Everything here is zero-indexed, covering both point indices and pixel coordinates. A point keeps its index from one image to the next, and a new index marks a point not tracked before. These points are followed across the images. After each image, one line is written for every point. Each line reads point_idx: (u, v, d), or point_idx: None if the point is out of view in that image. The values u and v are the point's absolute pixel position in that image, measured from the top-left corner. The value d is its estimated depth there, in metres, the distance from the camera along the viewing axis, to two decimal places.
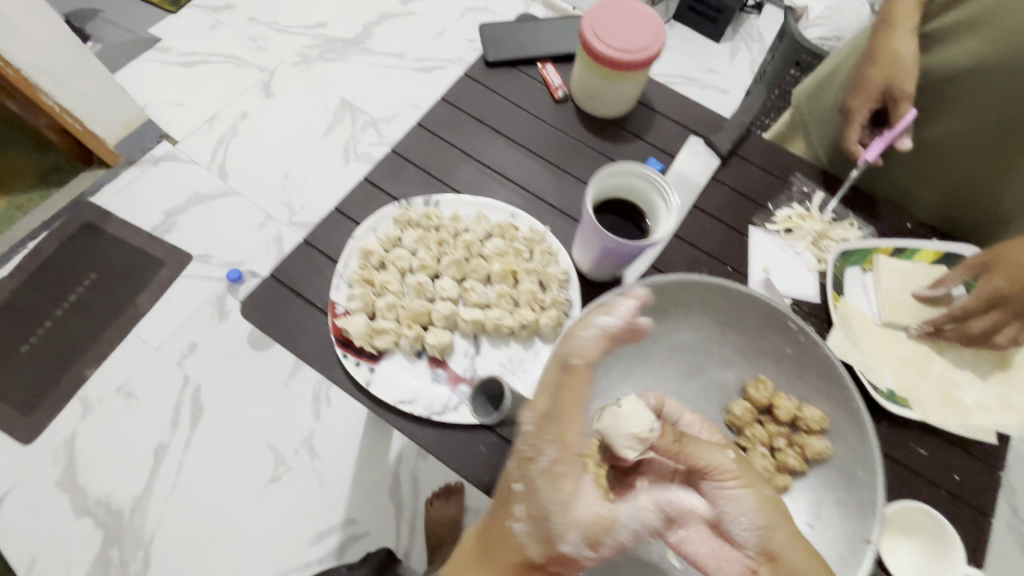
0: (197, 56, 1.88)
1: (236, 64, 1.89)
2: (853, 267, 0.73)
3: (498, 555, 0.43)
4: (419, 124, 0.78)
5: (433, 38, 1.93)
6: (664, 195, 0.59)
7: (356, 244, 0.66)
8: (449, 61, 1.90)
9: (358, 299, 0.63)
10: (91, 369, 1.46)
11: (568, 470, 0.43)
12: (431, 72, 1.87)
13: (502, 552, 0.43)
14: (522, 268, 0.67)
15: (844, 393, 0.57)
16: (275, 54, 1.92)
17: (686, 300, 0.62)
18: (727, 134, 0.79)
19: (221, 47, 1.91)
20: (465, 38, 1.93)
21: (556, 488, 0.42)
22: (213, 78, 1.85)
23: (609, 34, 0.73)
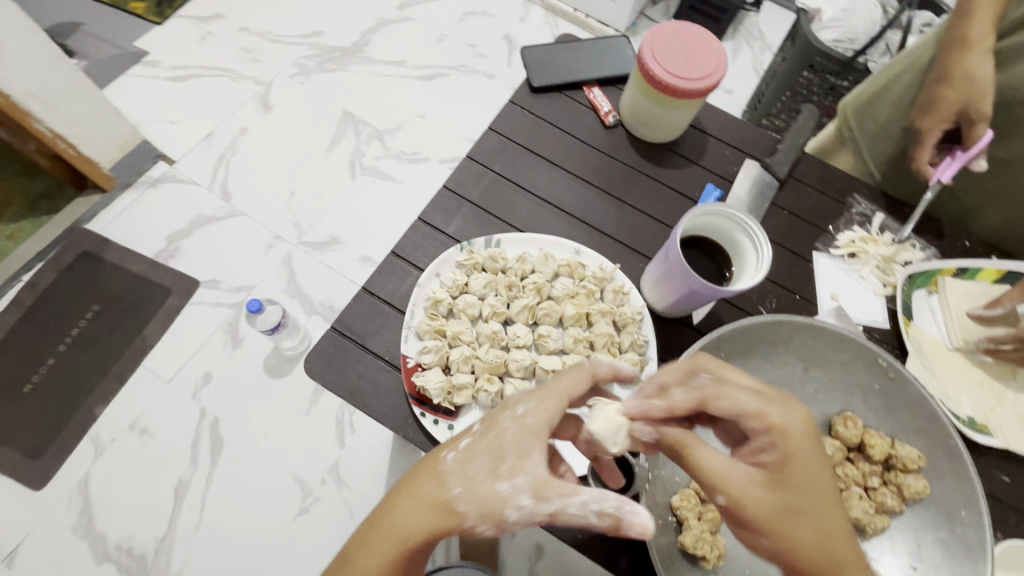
0: (188, 69, 1.66)
1: (230, 77, 1.67)
2: (920, 290, 0.72)
3: (428, 477, 0.47)
4: (470, 156, 0.75)
5: (433, 44, 1.77)
6: (754, 237, 0.57)
7: (421, 294, 0.63)
8: (451, 68, 1.73)
9: (431, 354, 0.61)
10: (102, 408, 1.25)
11: (532, 436, 0.47)
12: (432, 80, 1.71)
13: (433, 476, 0.47)
14: (596, 310, 0.65)
15: (940, 431, 0.56)
16: (272, 65, 1.70)
17: (771, 339, 0.60)
18: (785, 156, 0.78)
19: (212, 58, 1.69)
20: (467, 44, 1.77)
21: (518, 436, 0.47)
22: (208, 87, 1.64)
23: (669, 58, 0.69)
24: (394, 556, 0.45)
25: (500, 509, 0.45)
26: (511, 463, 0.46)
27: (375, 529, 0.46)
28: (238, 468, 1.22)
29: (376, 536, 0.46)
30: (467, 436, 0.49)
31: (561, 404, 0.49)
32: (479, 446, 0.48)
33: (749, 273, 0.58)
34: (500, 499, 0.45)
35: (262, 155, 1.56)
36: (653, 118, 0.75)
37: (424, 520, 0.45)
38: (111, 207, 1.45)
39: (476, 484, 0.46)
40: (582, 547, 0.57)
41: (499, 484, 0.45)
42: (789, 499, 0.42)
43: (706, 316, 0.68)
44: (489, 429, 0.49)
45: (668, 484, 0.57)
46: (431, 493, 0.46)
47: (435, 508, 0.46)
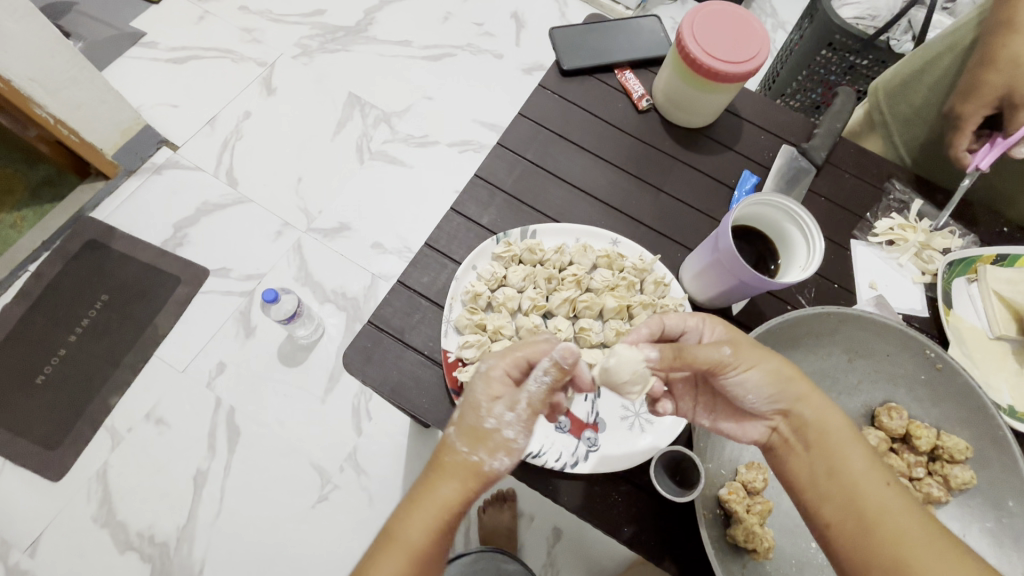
0: (187, 50, 1.61)
1: (231, 59, 1.62)
2: (960, 277, 0.70)
3: (440, 457, 0.49)
4: (501, 144, 0.73)
5: (438, 23, 1.72)
6: (804, 230, 0.56)
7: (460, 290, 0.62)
8: (458, 47, 1.68)
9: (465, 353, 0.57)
10: (117, 398, 1.24)
11: (496, 377, 0.52)
12: (439, 61, 1.67)
13: (443, 456, 0.49)
14: (637, 302, 0.63)
15: (987, 421, 0.56)
16: (274, 46, 1.64)
17: (817, 330, 0.60)
18: (823, 141, 0.76)
19: (212, 39, 1.63)
20: (473, 22, 1.72)
21: (487, 387, 0.51)
22: (209, 69, 1.59)
23: (712, 40, 0.66)
24: (437, 526, 0.46)
25: (500, 437, 0.49)
26: (490, 402, 0.50)
27: (408, 512, 0.47)
28: (256, 456, 1.22)
29: (409, 515, 0.47)
30: (455, 407, 0.53)
31: (510, 356, 0.53)
32: (467, 409, 0.51)
33: (799, 265, 0.57)
34: (491, 429, 0.49)
35: (267, 140, 1.52)
36: (696, 104, 0.72)
37: (455, 486, 0.48)
38: (118, 194, 1.42)
39: (477, 433, 0.49)
40: (629, 540, 0.57)
41: (488, 420, 0.49)
42: (753, 361, 0.50)
43: (745, 306, 0.67)
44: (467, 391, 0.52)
45: (715, 477, 0.57)
46: (452, 462, 0.49)
47: (456, 471, 0.49)
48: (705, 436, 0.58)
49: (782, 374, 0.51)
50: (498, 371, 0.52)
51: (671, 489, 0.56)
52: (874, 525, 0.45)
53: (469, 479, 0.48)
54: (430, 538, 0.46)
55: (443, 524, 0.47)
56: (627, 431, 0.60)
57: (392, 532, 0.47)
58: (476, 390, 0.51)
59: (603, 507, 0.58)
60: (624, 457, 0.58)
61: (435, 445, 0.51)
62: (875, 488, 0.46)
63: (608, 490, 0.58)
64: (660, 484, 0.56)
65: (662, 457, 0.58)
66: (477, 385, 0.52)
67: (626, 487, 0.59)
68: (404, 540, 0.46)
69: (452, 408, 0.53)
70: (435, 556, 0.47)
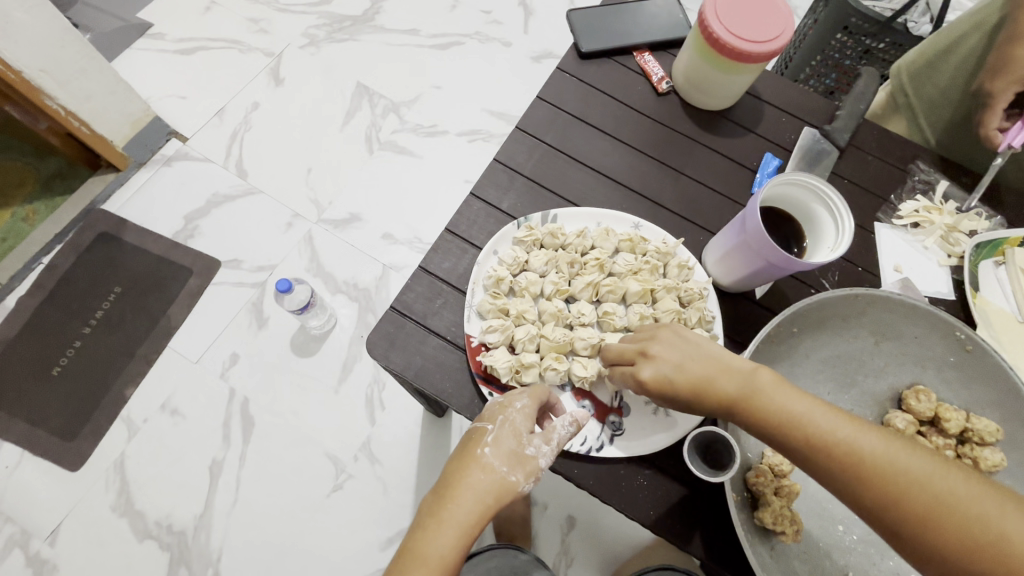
0: (194, 41, 1.60)
1: (239, 49, 1.61)
2: (987, 260, 0.69)
3: (471, 476, 0.48)
4: (519, 129, 0.73)
5: (446, 11, 1.70)
6: (831, 211, 0.56)
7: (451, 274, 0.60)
8: (466, 36, 1.67)
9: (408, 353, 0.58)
10: (133, 389, 1.25)
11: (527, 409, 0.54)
12: (447, 49, 1.65)
13: (474, 475, 0.48)
14: (661, 285, 0.63)
15: (1019, 402, 0.55)
16: (280, 36, 1.63)
17: (844, 312, 0.59)
18: (846, 123, 0.75)
19: (219, 29, 1.62)
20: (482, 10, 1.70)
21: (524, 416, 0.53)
22: (217, 60, 1.58)
23: (737, 21, 0.64)
24: (463, 546, 0.45)
25: (535, 464, 0.51)
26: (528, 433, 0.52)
27: (435, 527, 0.46)
28: (270, 446, 1.22)
29: (438, 530, 0.45)
30: (487, 430, 0.52)
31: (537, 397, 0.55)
32: (504, 435, 0.51)
33: (827, 246, 0.56)
34: (532, 456, 0.51)
35: (276, 130, 1.52)
36: (720, 86, 0.71)
37: (485, 503, 0.47)
38: (128, 186, 1.42)
39: (516, 456, 0.50)
40: (653, 523, 0.57)
41: (528, 447, 0.51)
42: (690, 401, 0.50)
43: (767, 290, 0.67)
44: (503, 418, 0.52)
45: (743, 460, 0.56)
46: (484, 481, 0.48)
47: (489, 489, 0.48)
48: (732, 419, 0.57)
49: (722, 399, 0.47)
50: (530, 404, 0.54)
51: (702, 469, 0.56)
52: (873, 485, 0.40)
53: (499, 497, 0.48)
54: (457, 558, 0.45)
55: (470, 541, 0.46)
56: (652, 416, 0.59)
57: (417, 550, 0.45)
58: (516, 420, 0.52)
59: (629, 491, 0.58)
60: (649, 440, 0.58)
61: (466, 461, 0.49)
62: (851, 445, 0.41)
63: (633, 474, 0.58)
64: (693, 464, 0.56)
65: (693, 439, 0.57)
66: (512, 411, 0.53)
67: (651, 471, 0.58)
68: (431, 558, 0.44)
69: (483, 430, 0.52)
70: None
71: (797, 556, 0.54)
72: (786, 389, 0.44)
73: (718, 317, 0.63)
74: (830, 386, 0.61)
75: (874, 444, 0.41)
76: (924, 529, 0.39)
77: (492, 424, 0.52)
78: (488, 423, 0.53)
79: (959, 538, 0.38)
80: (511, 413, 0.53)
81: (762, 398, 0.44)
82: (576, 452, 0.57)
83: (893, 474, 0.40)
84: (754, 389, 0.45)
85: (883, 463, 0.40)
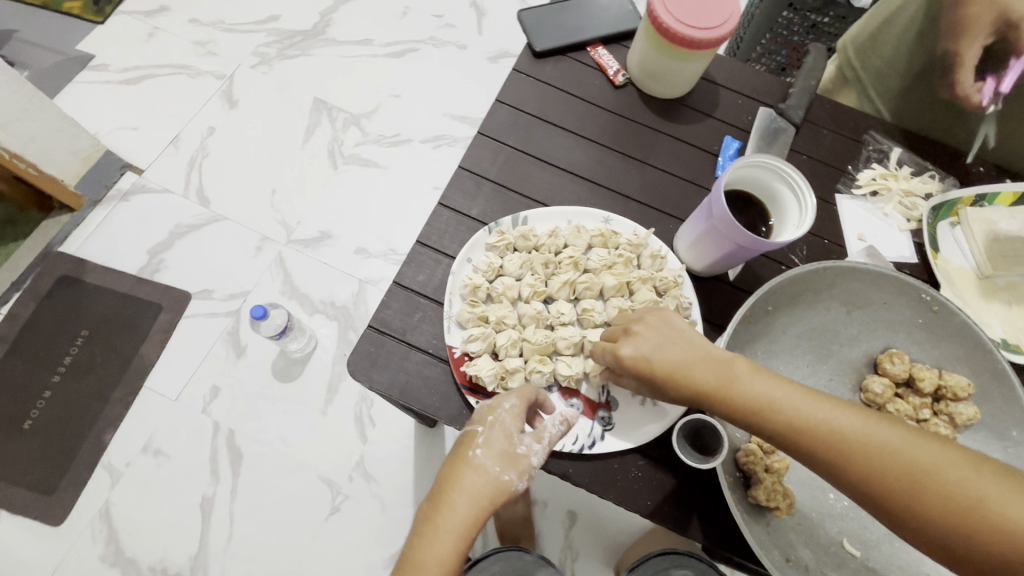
0: (140, 69, 1.55)
1: (187, 74, 1.56)
2: (943, 221, 0.72)
3: (463, 479, 0.48)
4: (482, 133, 0.72)
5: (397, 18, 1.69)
6: (795, 188, 0.57)
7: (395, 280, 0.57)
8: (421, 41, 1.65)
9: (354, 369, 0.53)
10: (111, 433, 1.21)
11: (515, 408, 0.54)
12: (402, 56, 1.63)
13: (468, 478, 0.48)
14: (637, 277, 0.63)
15: (986, 357, 0.57)
16: (229, 56, 1.59)
17: (815, 286, 0.60)
18: (799, 100, 0.77)
19: (165, 55, 1.57)
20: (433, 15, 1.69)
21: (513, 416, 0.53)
22: (162, 87, 1.54)
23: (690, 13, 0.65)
24: (463, 550, 0.45)
25: (527, 463, 0.51)
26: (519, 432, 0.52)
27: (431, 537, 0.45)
28: (262, 475, 1.20)
29: (434, 538, 0.45)
30: (477, 432, 0.51)
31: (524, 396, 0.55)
32: (496, 435, 0.51)
33: (792, 223, 0.57)
34: (524, 455, 0.51)
35: (235, 154, 1.48)
36: (677, 75, 0.72)
37: (481, 506, 0.47)
38: (86, 225, 1.37)
39: (508, 456, 0.50)
40: (652, 512, 0.57)
41: (520, 447, 0.51)
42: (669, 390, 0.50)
43: (740, 270, 0.68)
44: (493, 419, 0.52)
45: (733, 441, 0.57)
46: (478, 483, 0.48)
47: (483, 493, 0.48)
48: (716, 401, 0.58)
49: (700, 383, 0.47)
50: (519, 403, 0.54)
51: (693, 458, 0.57)
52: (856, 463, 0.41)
53: (494, 498, 0.48)
54: (457, 562, 0.45)
55: (468, 543, 0.46)
56: (640, 407, 0.59)
57: (416, 558, 0.44)
58: (506, 420, 0.52)
59: (625, 483, 0.58)
60: (639, 431, 0.58)
61: (458, 466, 0.49)
62: (826, 423, 0.42)
63: (627, 467, 0.59)
64: (684, 453, 0.57)
65: (683, 429, 0.59)
66: (501, 412, 0.53)
67: (645, 461, 0.59)
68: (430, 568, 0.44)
69: (473, 433, 0.51)
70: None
71: (793, 528, 0.56)
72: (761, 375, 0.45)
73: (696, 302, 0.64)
74: (807, 359, 0.63)
75: (850, 425, 0.42)
76: (906, 503, 0.40)
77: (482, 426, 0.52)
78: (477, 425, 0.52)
79: (945, 508, 0.39)
80: (500, 413, 0.53)
81: (739, 385, 0.45)
82: (569, 452, 0.57)
83: (870, 449, 0.41)
84: (731, 377, 0.46)
85: (860, 443, 0.41)
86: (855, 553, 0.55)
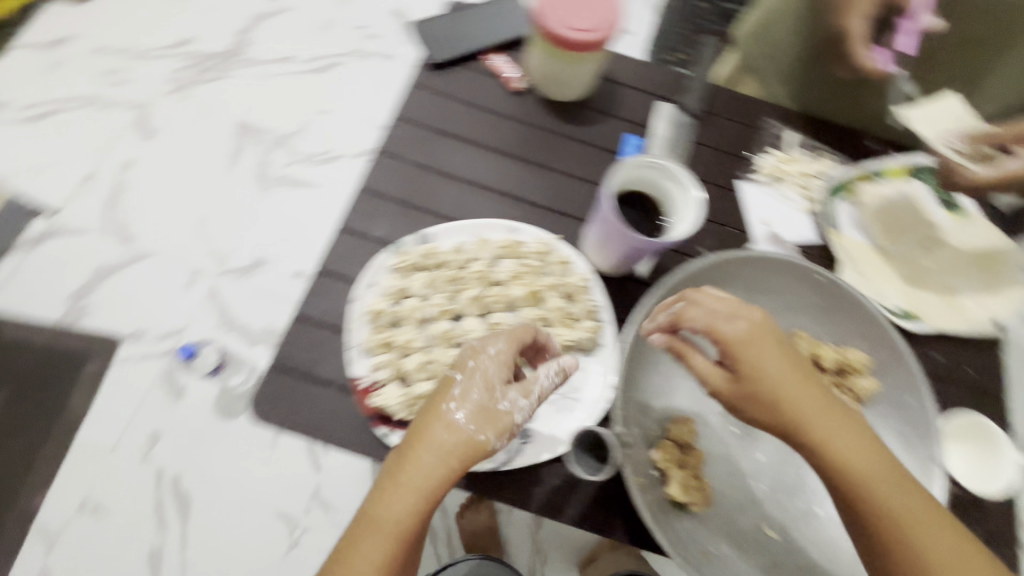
0: (43, 101, 1.26)
1: (91, 106, 1.27)
2: (840, 198, 0.75)
3: (436, 433, 0.48)
4: (381, 152, 0.70)
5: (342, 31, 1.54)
6: (682, 185, 0.58)
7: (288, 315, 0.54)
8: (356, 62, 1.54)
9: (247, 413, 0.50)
10: (41, 496, 1.01)
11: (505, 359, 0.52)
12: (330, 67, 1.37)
13: (443, 434, 0.48)
14: (545, 285, 0.64)
15: (876, 329, 0.61)
16: (142, 83, 1.29)
17: (715, 277, 0.62)
18: (695, 94, 0.78)
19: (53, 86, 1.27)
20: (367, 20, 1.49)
21: (500, 369, 0.51)
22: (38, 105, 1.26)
23: (581, 19, 0.66)
24: (421, 509, 0.46)
25: (508, 420, 0.49)
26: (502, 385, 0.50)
27: (394, 490, 0.46)
28: (215, 514, 1.01)
29: (394, 494, 0.46)
30: (456, 382, 0.50)
31: (514, 344, 0.53)
32: (477, 389, 0.49)
33: (682, 219, 0.58)
34: (505, 412, 0.49)
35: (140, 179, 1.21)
36: (573, 75, 0.72)
37: (449, 465, 0.47)
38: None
39: (488, 413, 0.49)
40: (575, 519, 0.57)
41: (502, 403, 0.50)
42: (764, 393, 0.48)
43: (650, 267, 0.68)
44: (475, 367, 0.50)
45: (645, 441, 0.58)
46: (449, 439, 0.48)
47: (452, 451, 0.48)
48: (628, 403, 0.58)
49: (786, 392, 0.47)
50: (506, 357, 0.51)
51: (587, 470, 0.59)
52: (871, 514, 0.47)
53: (465, 455, 0.48)
54: (414, 520, 0.46)
55: (432, 502, 0.47)
56: (556, 413, 0.60)
57: (374, 514, 0.46)
58: (489, 371, 0.50)
59: (547, 495, 0.58)
60: (552, 440, 0.58)
61: (433, 419, 0.48)
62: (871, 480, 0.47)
63: (548, 477, 0.58)
64: (574, 465, 0.58)
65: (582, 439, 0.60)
66: (484, 363, 0.51)
67: (563, 469, 0.58)
68: (391, 520, 0.46)
69: (451, 382, 0.50)
70: (418, 534, 0.47)
71: (711, 519, 0.56)
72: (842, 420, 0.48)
73: (606, 304, 0.64)
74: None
75: (828, 424, 0.47)
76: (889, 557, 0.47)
77: (462, 374, 0.51)
78: (457, 372, 0.51)
79: (850, 498, 0.47)
80: (483, 361, 0.51)
81: (810, 420, 0.47)
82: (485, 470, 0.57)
83: (833, 447, 0.47)
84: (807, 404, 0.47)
85: (826, 444, 0.47)
86: (773, 536, 0.56)
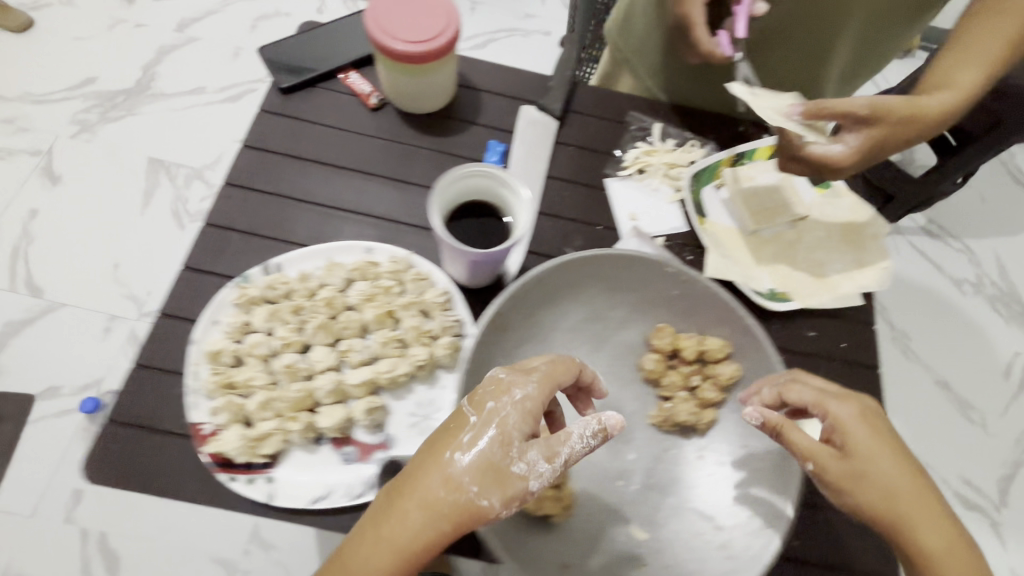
0: None
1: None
2: (708, 186, 0.75)
3: (420, 482, 0.42)
4: (228, 182, 0.68)
5: (235, 49, 1.27)
6: (514, 189, 0.58)
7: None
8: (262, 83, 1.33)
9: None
10: None
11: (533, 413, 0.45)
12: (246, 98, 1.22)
13: (433, 481, 0.42)
14: (399, 305, 0.62)
15: (731, 315, 0.59)
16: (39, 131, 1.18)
17: (565, 282, 0.60)
18: (557, 92, 0.77)
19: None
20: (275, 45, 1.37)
21: (523, 420, 0.45)
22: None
23: (422, 30, 0.65)
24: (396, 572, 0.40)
25: (522, 487, 0.43)
26: (521, 442, 0.44)
27: (381, 543, 0.41)
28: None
29: (370, 548, 0.41)
30: (469, 422, 0.44)
31: (542, 397, 0.46)
32: (491, 439, 0.43)
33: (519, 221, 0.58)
34: (516, 474, 0.43)
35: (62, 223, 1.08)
36: (421, 81, 0.70)
37: (441, 530, 0.41)
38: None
39: (494, 471, 0.42)
40: None
41: (516, 464, 0.43)
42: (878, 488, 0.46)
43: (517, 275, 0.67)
44: (493, 407, 0.44)
45: None
46: (446, 498, 0.41)
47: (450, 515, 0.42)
48: None
49: (892, 480, 0.46)
50: (532, 411, 0.45)
51: None
52: None
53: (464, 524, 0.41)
54: None
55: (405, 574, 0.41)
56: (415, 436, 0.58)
57: (345, 559, 0.42)
58: (508, 420, 0.44)
59: None
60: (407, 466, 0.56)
61: (428, 462, 0.43)
62: None
63: None
64: None
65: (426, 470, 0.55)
66: (506, 411, 0.44)
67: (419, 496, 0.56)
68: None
69: (462, 420, 0.44)
70: None
71: (577, 527, 0.55)
72: (949, 530, 0.45)
73: (469, 319, 0.63)
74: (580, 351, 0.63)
75: (911, 489, 0.46)
76: None
77: (477, 412, 0.45)
78: (473, 409, 0.45)
79: None
80: (506, 404, 0.45)
81: (913, 515, 0.45)
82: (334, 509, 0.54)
83: (903, 504, 0.45)
84: (920, 504, 0.45)
85: (926, 552, 0.45)
86: (642, 537, 0.55)
